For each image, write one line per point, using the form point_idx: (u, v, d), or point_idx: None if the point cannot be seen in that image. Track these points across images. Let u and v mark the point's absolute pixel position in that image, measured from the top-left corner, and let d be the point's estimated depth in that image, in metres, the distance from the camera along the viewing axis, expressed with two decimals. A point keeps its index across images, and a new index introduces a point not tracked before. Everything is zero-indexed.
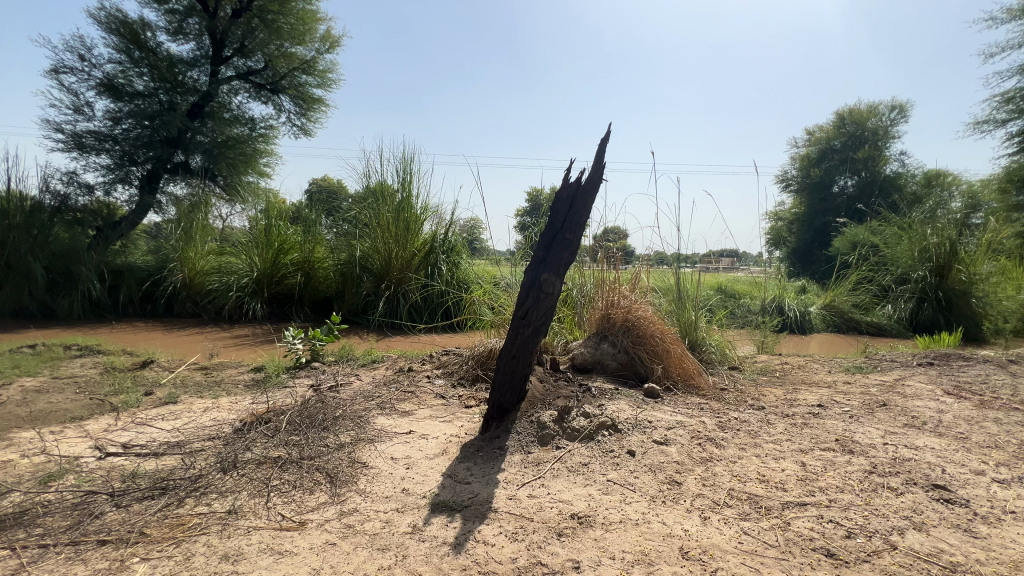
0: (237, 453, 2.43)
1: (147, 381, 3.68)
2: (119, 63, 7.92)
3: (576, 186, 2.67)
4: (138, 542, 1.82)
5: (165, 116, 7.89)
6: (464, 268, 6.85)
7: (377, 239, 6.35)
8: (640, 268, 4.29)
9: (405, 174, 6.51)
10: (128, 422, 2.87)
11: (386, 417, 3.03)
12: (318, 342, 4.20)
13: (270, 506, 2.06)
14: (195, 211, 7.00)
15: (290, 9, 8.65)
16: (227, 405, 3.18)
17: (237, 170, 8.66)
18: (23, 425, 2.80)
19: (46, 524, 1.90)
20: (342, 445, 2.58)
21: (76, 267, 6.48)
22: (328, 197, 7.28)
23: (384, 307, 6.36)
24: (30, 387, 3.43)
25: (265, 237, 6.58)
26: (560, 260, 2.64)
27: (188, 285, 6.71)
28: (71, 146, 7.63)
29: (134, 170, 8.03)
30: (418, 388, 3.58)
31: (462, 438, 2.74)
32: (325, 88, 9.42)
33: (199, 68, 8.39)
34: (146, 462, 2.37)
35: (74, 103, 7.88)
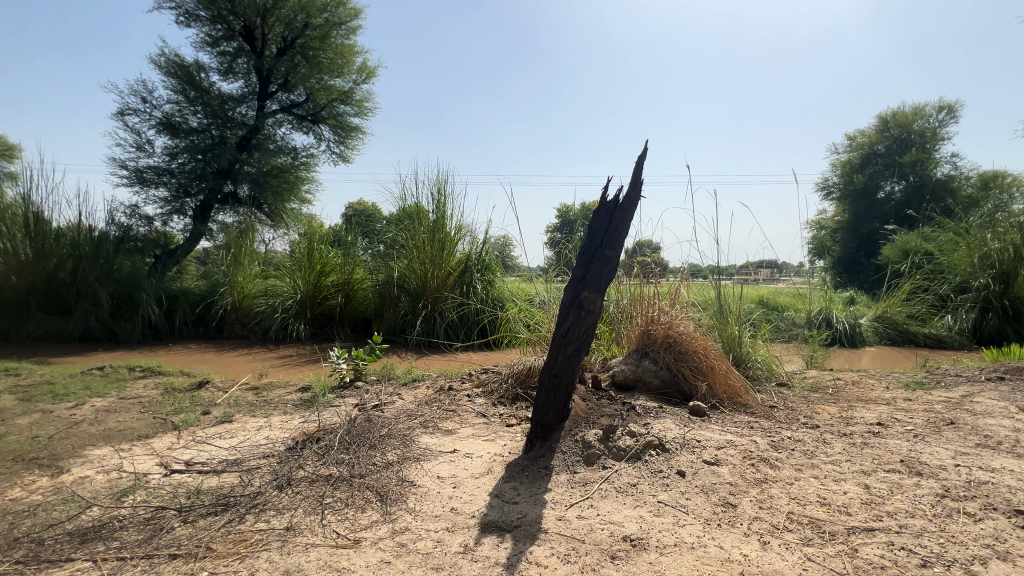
0: (291, 471, 2.52)
1: (205, 401, 3.87)
2: (176, 102, 8.50)
3: (613, 205, 2.68)
4: (206, 556, 1.91)
5: (216, 149, 8.40)
6: (499, 286, 6.94)
7: (413, 260, 6.53)
8: (679, 282, 4.23)
9: (440, 196, 6.68)
10: (189, 440, 3.02)
11: (430, 436, 3.07)
12: (361, 362, 4.31)
13: (325, 524, 2.12)
14: (242, 237, 7.35)
15: (330, 44, 9.16)
16: (279, 424, 3.31)
17: (281, 198, 9.19)
18: (98, 443, 3.00)
19: (122, 538, 2.01)
20: (390, 464, 2.64)
21: (137, 293, 6.91)
22: (364, 220, 7.52)
23: (421, 326, 6.50)
24: (100, 407, 3.67)
25: (307, 261, 6.85)
26: (600, 277, 2.64)
27: (237, 308, 7.05)
28: (134, 181, 8.23)
29: (189, 201, 8.57)
30: (459, 407, 3.62)
31: (506, 457, 2.75)
32: (362, 117, 9.88)
33: (247, 104, 8.92)
34: (208, 480, 2.49)
35: (137, 141, 8.51)
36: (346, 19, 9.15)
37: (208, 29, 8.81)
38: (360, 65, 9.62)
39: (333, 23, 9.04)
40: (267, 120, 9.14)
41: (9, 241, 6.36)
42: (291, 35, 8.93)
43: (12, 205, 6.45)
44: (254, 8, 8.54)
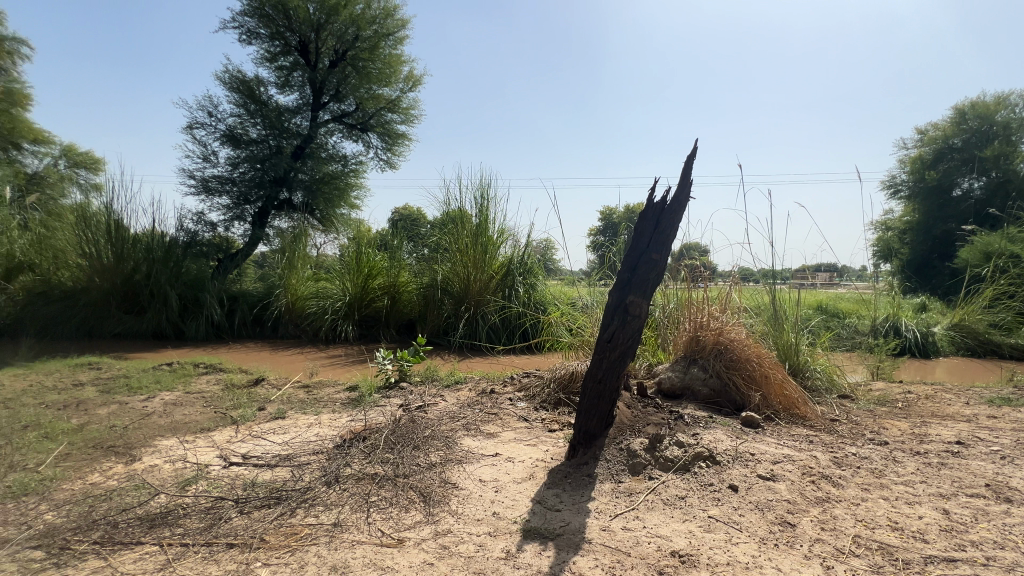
0: (339, 468, 2.59)
1: (260, 397, 4.07)
2: (238, 116, 9.04)
3: (661, 206, 2.60)
4: (260, 547, 1.99)
5: (273, 158, 8.86)
6: (541, 290, 6.95)
7: (456, 263, 6.61)
8: (730, 287, 4.05)
9: (483, 200, 6.74)
10: (246, 435, 3.18)
11: (472, 438, 3.08)
12: (405, 363, 4.39)
13: (370, 521, 2.16)
14: (296, 241, 7.71)
15: (379, 55, 9.47)
16: (328, 421, 3.42)
17: (332, 204, 9.59)
18: (166, 434, 3.21)
19: (185, 526, 2.13)
20: (433, 465, 2.66)
21: (202, 294, 7.39)
22: (410, 225, 7.70)
23: (464, 329, 6.56)
24: (169, 400, 3.94)
25: (355, 264, 7.08)
26: (646, 281, 2.56)
27: (291, 309, 7.39)
28: (200, 190, 8.82)
29: (248, 208, 9.09)
30: (501, 410, 3.61)
31: (548, 462, 2.71)
32: (408, 124, 10.16)
33: (302, 115, 9.37)
34: (263, 473, 2.60)
35: (203, 153, 9.11)
36: (393, 30, 9.47)
37: (267, 45, 9.31)
38: (406, 73, 9.91)
39: (381, 34, 9.37)
40: (319, 129, 9.56)
41: (93, 246, 6.88)
42: (342, 47, 9.31)
43: (97, 214, 6.98)
44: (309, 23, 8.98)
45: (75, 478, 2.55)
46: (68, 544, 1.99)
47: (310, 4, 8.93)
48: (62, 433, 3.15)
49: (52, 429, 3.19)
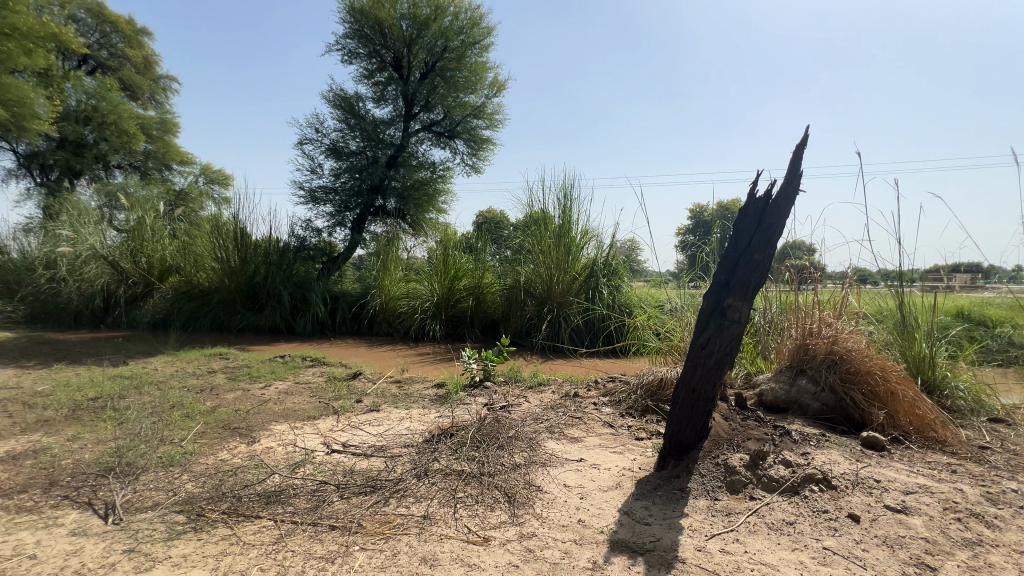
0: (429, 462, 2.69)
1: (358, 390, 4.38)
2: (340, 130, 9.83)
3: (765, 201, 2.38)
4: (357, 532, 2.12)
5: (370, 168, 9.53)
6: (626, 291, 6.85)
7: (539, 264, 6.62)
8: (847, 290, 3.61)
9: (566, 201, 6.68)
10: (346, 425, 3.43)
11: (556, 442, 3.05)
12: (490, 363, 4.44)
13: (457, 517, 2.22)
14: (390, 245, 8.22)
15: (465, 63, 9.80)
16: (418, 416, 3.58)
17: (422, 209, 10.11)
18: (279, 419, 3.57)
19: (295, 504, 2.33)
20: (518, 466, 2.67)
21: (309, 294, 8.13)
22: (494, 228, 7.84)
23: (547, 330, 6.55)
24: (282, 389, 4.37)
25: (443, 267, 7.38)
26: (747, 283, 2.35)
27: (385, 308, 7.88)
28: (308, 199, 9.72)
29: (348, 215, 9.85)
30: (585, 414, 3.54)
31: (636, 473, 2.59)
32: (492, 130, 10.42)
33: (395, 126, 9.97)
34: (360, 462, 2.78)
35: (311, 166, 10.03)
36: (479, 38, 9.77)
37: (365, 63, 10.02)
38: (491, 80, 10.19)
39: (468, 44, 9.70)
40: (411, 139, 10.13)
41: (224, 251, 7.90)
42: (432, 59, 9.77)
43: (228, 223, 8.01)
44: (402, 39, 9.55)
45: (209, 454, 2.91)
46: (203, 511, 2.27)
47: (403, 21, 9.48)
48: (199, 414, 3.62)
49: (191, 410, 3.68)
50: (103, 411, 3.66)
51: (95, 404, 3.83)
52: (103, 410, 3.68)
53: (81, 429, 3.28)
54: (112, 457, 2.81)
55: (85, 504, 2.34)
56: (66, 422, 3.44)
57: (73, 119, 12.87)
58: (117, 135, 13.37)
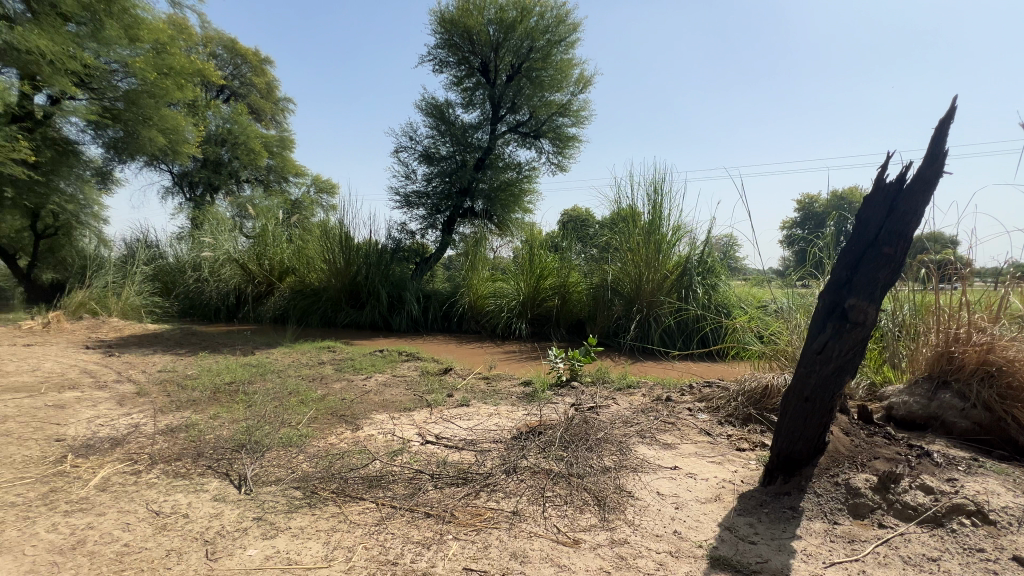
0: (517, 459, 2.72)
1: (449, 385, 4.57)
2: (431, 137, 10.30)
3: (897, 187, 2.07)
4: (450, 522, 2.20)
5: (459, 172, 9.91)
6: (723, 290, 6.47)
7: (627, 262, 6.41)
8: (1006, 288, 3.04)
9: (656, 196, 6.40)
10: (438, 417, 3.59)
11: (648, 446, 2.92)
12: (576, 362, 4.39)
13: (547, 516, 2.21)
14: (478, 245, 8.45)
15: (551, 62, 9.81)
16: (506, 413, 3.64)
17: (509, 209, 10.29)
18: (379, 409, 3.84)
19: (394, 490, 2.48)
20: (607, 469, 2.60)
21: (404, 292, 8.64)
22: (579, 225, 7.73)
23: (635, 331, 6.33)
24: (381, 381, 4.70)
25: (529, 266, 7.46)
26: (874, 280, 2.06)
27: (473, 306, 8.13)
28: (403, 204, 10.34)
29: (439, 217, 10.32)
30: (679, 420, 3.35)
31: (738, 486, 2.41)
32: (578, 126, 10.32)
33: (483, 129, 10.25)
34: (452, 454, 2.90)
35: (406, 172, 10.66)
36: (565, 35, 9.74)
37: (454, 71, 10.40)
38: (577, 76, 10.12)
39: (553, 42, 9.72)
40: (497, 141, 10.35)
41: (331, 254, 8.68)
42: (518, 61, 9.89)
43: (334, 228, 8.78)
44: (490, 45, 9.79)
45: (320, 437, 3.22)
46: (317, 489, 2.50)
47: (490, 26, 9.71)
48: (312, 400, 4.01)
49: (305, 397, 4.09)
50: (235, 394, 4.20)
51: (230, 388, 4.40)
52: (235, 393, 4.22)
53: (220, 409, 3.78)
54: (244, 434, 3.21)
55: (223, 474, 2.69)
56: (209, 402, 4.00)
57: (213, 141, 14.94)
58: (246, 153, 15.32)
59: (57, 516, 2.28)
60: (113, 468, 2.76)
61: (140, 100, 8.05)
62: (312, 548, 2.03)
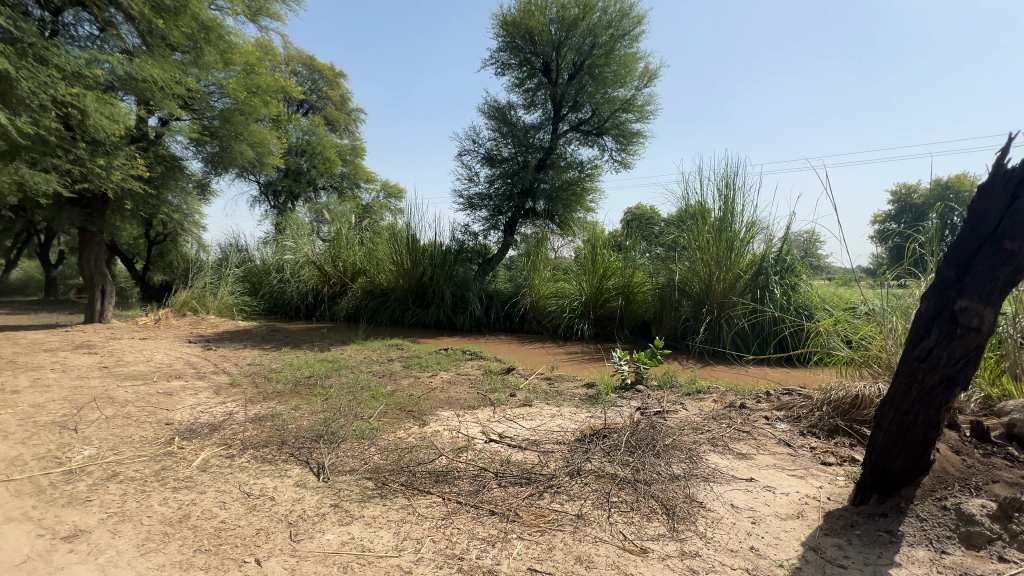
0: (581, 462, 2.69)
1: (511, 384, 4.61)
2: (494, 139, 10.43)
3: (1021, 172, 1.81)
4: (515, 521, 2.21)
5: (521, 172, 9.95)
6: (804, 291, 5.99)
7: (695, 261, 6.12)
8: None
9: (728, 191, 6.06)
10: (501, 417, 3.62)
11: (720, 455, 2.77)
12: (642, 365, 4.25)
13: (612, 522, 2.16)
14: (539, 246, 8.44)
15: (614, 57, 9.61)
16: (569, 414, 3.61)
17: (570, 208, 10.21)
18: (444, 406, 3.95)
19: (459, 486, 2.54)
20: (676, 477, 2.49)
21: (467, 293, 8.83)
22: (644, 224, 7.52)
23: (705, 333, 6.03)
24: (446, 379, 4.84)
25: (591, 266, 7.35)
26: (990, 280, 1.81)
27: (534, 307, 8.15)
28: (466, 206, 10.57)
29: (501, 219, 10.44)
30: (755, 429, 3.15)
31: (823, 503, 2.22)
32: (643, 122, 10.03)
33: (544, 129, 10.24)
34: (515, 453, 2.91)
35: (469, 175, 10.89)
36: (629, 29, 9.52)
37: (516, 73, 10.46)
38: (641, 70, 9.84)
39: (617, 37, 9.51)
40: (559, 140, 10.29)
41: (399, 255, 9.06)
42: (581, 58, 9.78)
43: (402, 231, 9.16)
44: (552, 44, 9.75)
45: (390, 431, 3.36)
46: (387, 481, 2.61)
47: (552, 25, 9.67)
48: (382, 396, 4.21)
49: (376, 392, 4.30)
50: (314, 388, 4.50)
51: (309, 381, 4.72)
52: (314, 387, 4.53)
53: (301, 401, 4.07)
54: (322, 426, 3.43)
55: (304, 462, 2.89)
56: (291, 394, 4.31)
57: (294, 152, 16.12)
58: (322, 162, 16.41)
59: (166, 491, 2.56)
60: (211, 451, 3.06)
61: (233, 118, 8.85)
62: (383, 537, 2.12)
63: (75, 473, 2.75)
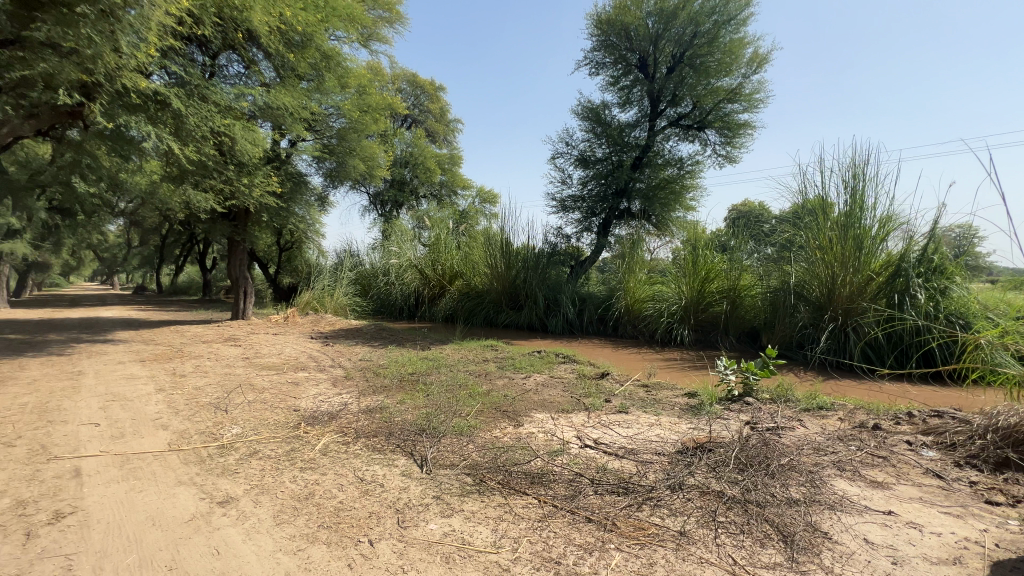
0: (683, 476, 2.55)
1: (606, 389, 4.50)
2: (588, 140, 10.30)
3: None
4: (612, 531, 2.15)
5: (616, 172, 9.71)
6: (957, 296, 5.08)
7: (815, 262, 5.49)
8: None
9: (857, 182, 5.35)
10: (596, 422, 3.55)
11: (849, 481, 2.45)
12: (751, 376, 3.91)
13: (720, 543, 2.01)
14: (634, 248, 8.14)
15: (719, 45, 8.99)
16: (668, 424, 3.43)
17: (668, 208, 9.69)
18: (538, 408, 3.98)
19: (555, 489, 2.54)
20: (794, 501, 2.25)
21: (560, 296, 8.82)
22: (752, 222, 6.95)
23: (827, 343, 5.37)
24: (540, 381, 4.87)
25: (692, 267, 6.99)
26: None
27: (629, 310, 7.89)
28: (559, 208, 10.58)
29: (595, 220, 10.31)
30: (893, 454, 2.74)
31: (990, 551, 1.86)
32: (751, 112, 9.29)
33: (641, 127, 9.92)
34: (612, 461, 2.84)
35: (562, 177, 10.91)
36: (735, 13, 8.86)
37: (611, 71, 10.25)
38: (750, 55, 9.12)
39: (721, 23, 8.89)
40: (657, 137, 9.88)
41: (493, 259, 9.33)
42: (681, 50, 9.29)
43: (496, 234, 9.42)
44: (649, 38, 9.38)
45: (486, 429, 3.47)
46: (485, 479, 2.69)
47: (650, 19, 9.31)
48: (479, 394, 4.36)
49: (474, 391, 4.47)
50: (417, 384, 4.79)
51: (412, 378, 5.05)
52: (417, 383, 4.83)
53: (405, 396, 4.36)
54: (425, 421, 3.64)
55: (409, 453, 3.09)
56: (396, 389, 4.64)
57: (399, 164, 17.37)
58: (423, 171, 17.53)
59: (295, 470, 2.89)
60: (330, 438, 3.39)
61: (348, 135, 9.78)
62: (482, 532, 2.19)
63: (226, 448, 3.22)
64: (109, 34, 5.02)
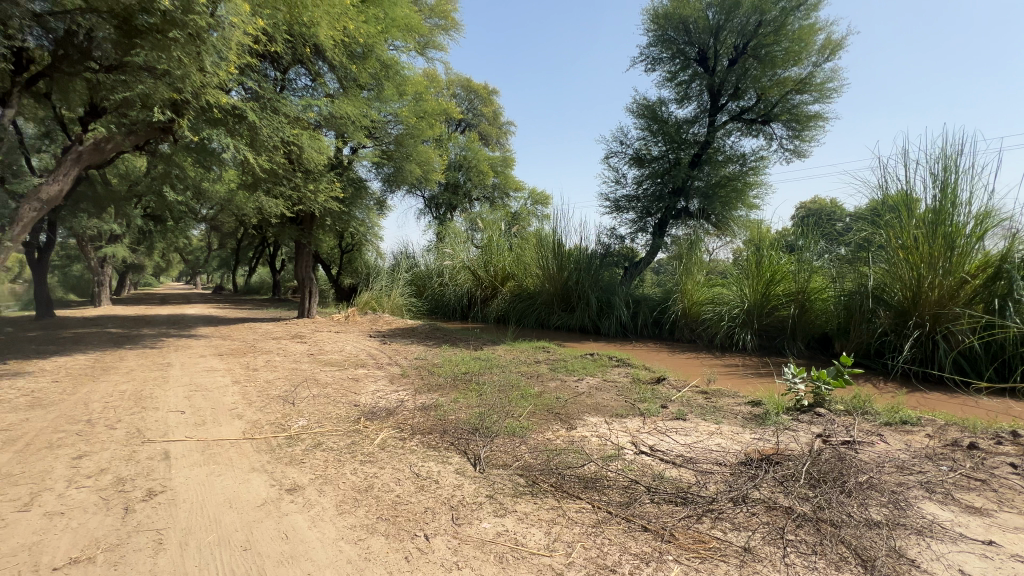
0: (747, 489, 2.41)
1: (662, 395, 4.35)
2: (643, 138, 10.03)
3: None
4: (670, 542, 2.08)
5: (672, 171, 9.42)
6: None
7: (897, 263, 5.03)
8: None
9: (947, 175, 4.85)
10: (652, 428, 3.44)
11: (940, 505, 2.21)
12: (823, 386, 3.64)
13: (789, 562, 1.88)
14: (692, 248, 7.84)
15: (786, 32, 8.47)
16: (730, 434, 3.27)
17: (729, 207, 9.24)
18: (591, 411, 3.92)
19: (609, 496, 2.48)
20: (875, 523, 2.07)
21: (613, 298, 8.66)
22: (824, 220, 6.50)
23: (912, 352, 4.90)
24: (593, 384, 4.79)
25: (755, 269, 6.69)
26: None
27: (686, 313, 7.60)
28: (613, 208, 10.39)
29: (650, 220, 10.06)
30: (994, 477, 2.45)
31: None
32: (823, 102, 8.72)
33: (700, 123, 9.58)
34: (669, 469, 2.74)
35: (616, 176, 10.72)
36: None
37: (668, 66, 9.95)
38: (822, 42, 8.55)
39: (789, 9, 8.39)
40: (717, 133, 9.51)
41: (545, 260, 9.32)
42: (744, 40, 8.84)
43: (548, 235, 9.40)
44: (709, 30, 8.99)
45: (539, 431, 3.46)
46: (537, 480, 2.69)
47: (710, 10, 8.93)
48: (531, 396, 4.36)
49: (526, 392, 4.47)
50: (470, 383, 4.86)
51: (465, 377, 5.13)
52: (470, 382, 4.90)
53: (459, 395, 4.44)
54: (478, 420, 3.69)
55: (463, 452, 3.14)
56: (450, 388, 4.73)
57: (453, 168, 17.75)
58: (477, 174, 17.81)
59: (355, 463, 3.02)
60: (388, 433, 3.52)
61: (405, 141, 10.10)
62: (535, 534, 2.19)
63: (293, 439, 3.42)
64: (197, 56, 5.53)
